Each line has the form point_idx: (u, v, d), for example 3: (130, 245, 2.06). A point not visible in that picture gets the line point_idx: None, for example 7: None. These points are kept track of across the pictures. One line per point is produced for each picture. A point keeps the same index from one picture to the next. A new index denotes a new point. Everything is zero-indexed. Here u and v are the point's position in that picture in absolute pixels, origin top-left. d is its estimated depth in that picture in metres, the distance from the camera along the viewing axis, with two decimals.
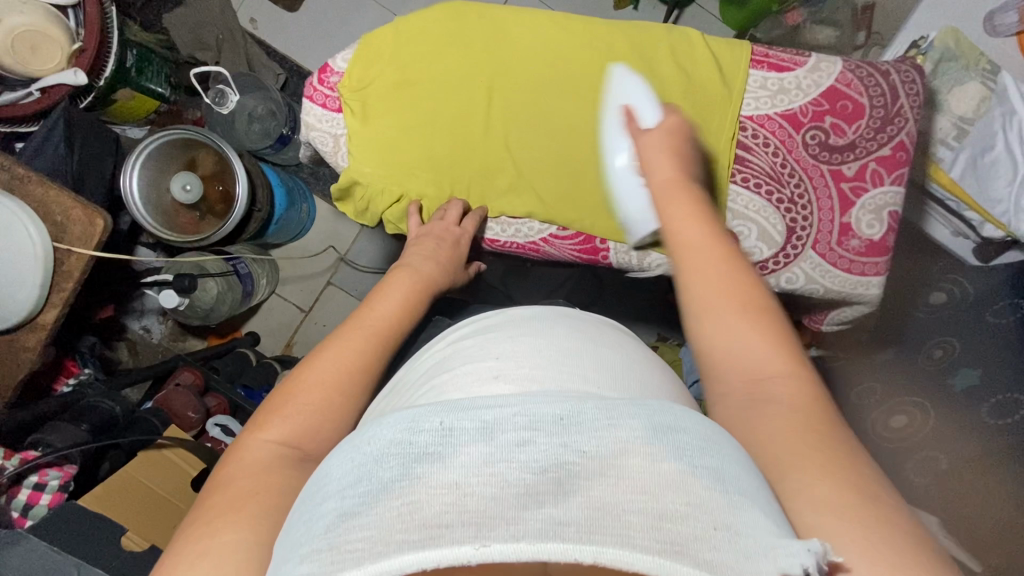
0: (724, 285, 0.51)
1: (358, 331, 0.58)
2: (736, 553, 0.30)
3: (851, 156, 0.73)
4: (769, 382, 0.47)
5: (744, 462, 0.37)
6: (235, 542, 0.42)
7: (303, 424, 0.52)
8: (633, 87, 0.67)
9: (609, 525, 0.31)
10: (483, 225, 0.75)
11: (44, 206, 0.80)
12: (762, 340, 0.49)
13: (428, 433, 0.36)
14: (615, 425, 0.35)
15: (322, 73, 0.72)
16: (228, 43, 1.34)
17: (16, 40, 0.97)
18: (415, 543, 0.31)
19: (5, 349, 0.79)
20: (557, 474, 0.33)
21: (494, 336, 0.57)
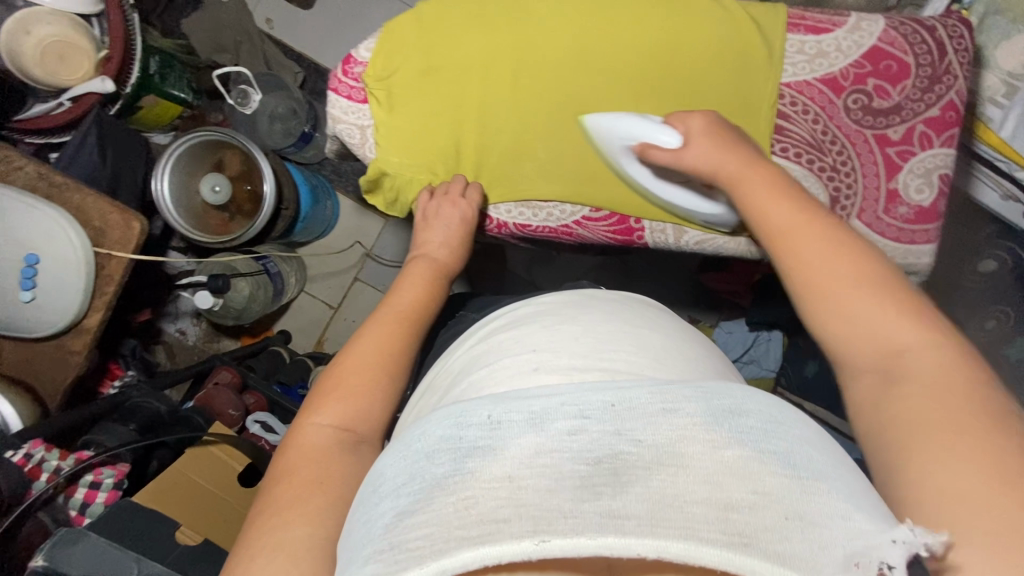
0: (833, 265, 0.50)
1: (393, 317, 0.59)
2: (807, 545, 0.30)
3: (896, 119, 0.69)
4: (906, 359, 0.45)
5: (812, 442, 0.36)
6: (308, 537, 0.43)
7: (353, 408, 0.53)
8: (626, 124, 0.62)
9: (672, 518, 0.30)
10: (513, 209, 0.74)
11: (82, 211, 0.81)
12: (891, 313, 0.47)
13: (477, 426, 0.37)
14: (672, 410, 0.35)
15: (345, 63, 0.71)
16: (245, 45, 1.36)
17: (43, 49, 0.96)
18: (473, 539, 0.30)
19: (54, 352, 0.83)
20: (611, 463, 0.33)
21: (528, 330, 0.55)
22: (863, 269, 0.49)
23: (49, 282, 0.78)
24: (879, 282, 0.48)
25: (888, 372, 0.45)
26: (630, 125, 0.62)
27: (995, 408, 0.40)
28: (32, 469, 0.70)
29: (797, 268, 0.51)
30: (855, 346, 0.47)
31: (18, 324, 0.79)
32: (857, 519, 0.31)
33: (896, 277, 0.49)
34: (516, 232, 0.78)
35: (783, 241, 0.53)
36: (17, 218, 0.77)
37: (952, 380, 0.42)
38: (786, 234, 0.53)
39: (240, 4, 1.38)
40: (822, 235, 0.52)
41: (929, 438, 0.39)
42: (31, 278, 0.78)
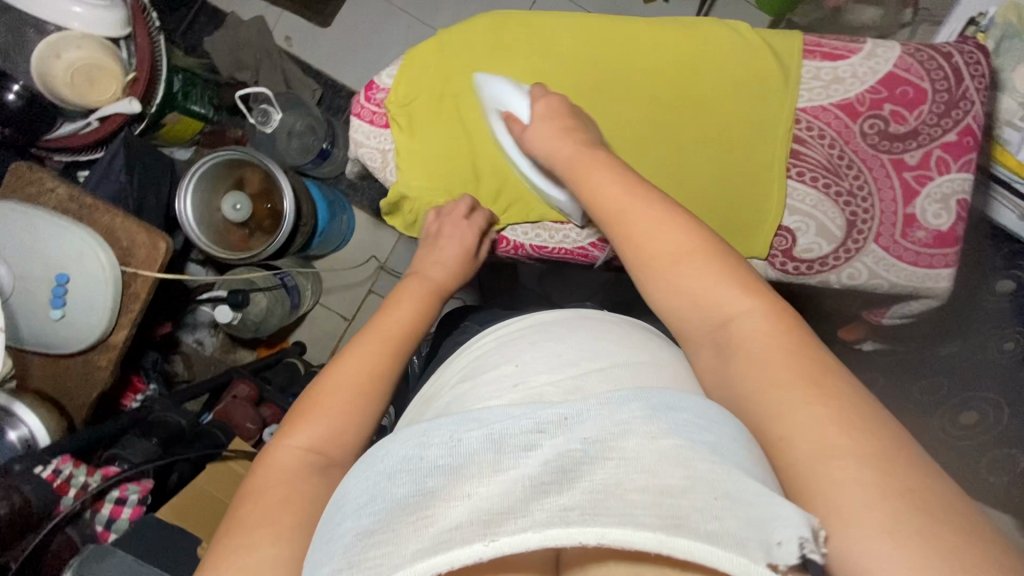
0: (659, 238, 0.51)
1: (375, 337, 0.58)
2: (740, 523, 0.32)
3: (913, 144, 0.70)
4: (733, 327, 0.47)
5: (743, 441, 0.38)
6: (278, 556, 0.43)
7: (328, 429, 0.51)
8: (501, 88, 0.67)
9: (613, 505, 0.33)
10: (529, 232, 0.76)
11: (111, 232, 0.83)
12: (719, 283, 0.48)
13: (438, 446, 0.38)
14: (616, 411, 0.38)
15: (367, 90, 0.73)
16: (265, 62, 1.39)
17: (74, 73, 0.97)
18: (428, 553, 0.33)
19: (80, 368, 0.85)
20: (560, 462, 0.36)
21: (515, 344, 0.57)
22: (687, 237, 0.50)
23: (79, 300, 0.80)
24: (700, 248, 0.50)
25: (721, 341, 0.47)
26: (503, 91, 0.67)
27: (819, 363, 0.42)
28: (62, 484, 0.71)
29: (630, 247, 0.52)
30: (693, 317, 0.50)
31: (51, 340, 0.81)
32: (770, 494, 0.33)
33: (714, 232, 0.51)
34: (532, 253, 0.79)
35: (612, 217, 0.54)
36: (49, 238, 0.79)
37: (774, 337, 0.45)
38: (615, 205, 0.54)
39: (261, 23, 1.42)
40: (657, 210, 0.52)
41: (780, 417, 0.41)
42: (61, 296, 0.80)
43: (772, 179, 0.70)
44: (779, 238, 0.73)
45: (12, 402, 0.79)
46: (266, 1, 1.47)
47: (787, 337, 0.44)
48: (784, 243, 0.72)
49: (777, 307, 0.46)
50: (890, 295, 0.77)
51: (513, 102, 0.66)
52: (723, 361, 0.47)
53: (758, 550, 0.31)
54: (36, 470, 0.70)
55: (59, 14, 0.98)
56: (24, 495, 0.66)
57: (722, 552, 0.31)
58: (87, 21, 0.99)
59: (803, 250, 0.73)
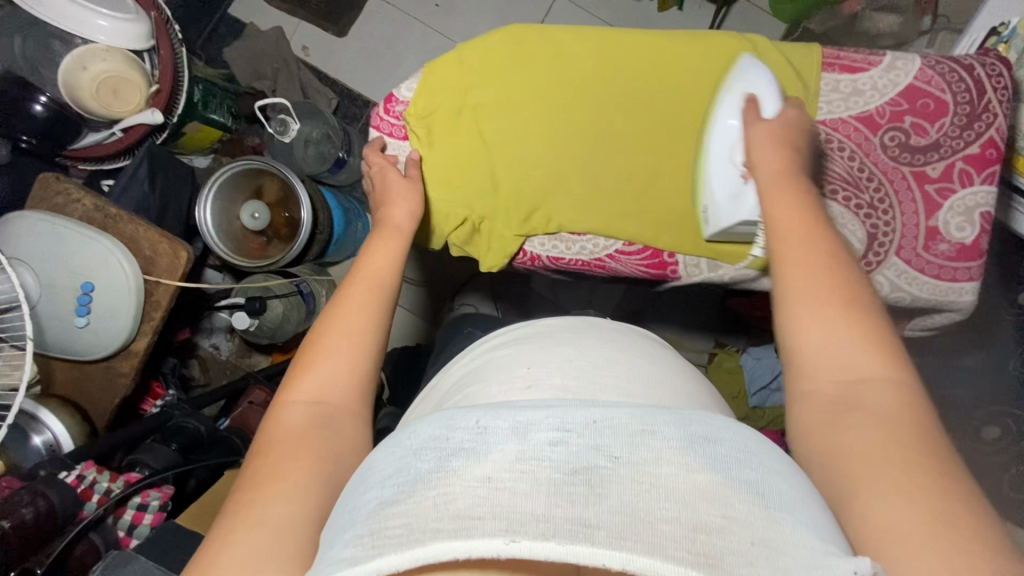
0: (817, 282, 0.49)
1: (365, 286, 0.59)
2: (773, 570, 0.30)
3: (935, 156, 0.69)
4: (863, 390, 0.44)
5: (789, 479, 0.37)
6: (292, 483, 0.44)
7: (331, 372, 0.53)
8: (753, 77, 0.64)
9: (641, 532, 0.31)
10: (547, 243, 0.76)
11: (134, 241, 0.85)
12: (875, 347, 0.46)
13: (465, 430, 0.38)
14: (652, 432, 0.36)
15: (387, 102, 0.74)
16: (283, 72, 1.41)
17: (99, 85, 0.99)
18: (447, 533, 0.32)
19: (103, 374, 0.87)
20: (587, 476, 0.33)
21: (527, 346, 0.58)
22: (840, 292, 0.48)
23: (103, 308, 0.81)
24: (857, 308, 0.47)
25: (843, 402, 0.44)
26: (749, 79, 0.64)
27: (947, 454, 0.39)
28: (85, 490, 0.72)
29: (783, 279, 0.50)
30: (824, 370, 0.46)
31: (75, 347, 0.83)
32: (808, 541, 0.32)
33: (867, 299, 0.48)
34: (549, 263, 0.79)
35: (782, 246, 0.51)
36: (76, 247, 0.80)
37: (907, 415, 0.42)
38: (802, 232, 0.51)
39: (279, 33, 1.44)
40: (813, 248, 0.50)
41: (873, 474, 0.38)
42: (86, 305, 0.81)
43: None
44: None
45: (38, 408, 0.81)
46: (284, 11, 1.49)
47: (916, 417, 0.41)
48: None
49: (911, 392, 0.43)
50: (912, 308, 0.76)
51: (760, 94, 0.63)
52: (831, 415, 0.44)
53: None
54: (61, 476, 0.72)
55: (82, 26, 0.99)
56: (50, 502, 0.67)
57: None
58: (110, 33, 1.00)
59: None
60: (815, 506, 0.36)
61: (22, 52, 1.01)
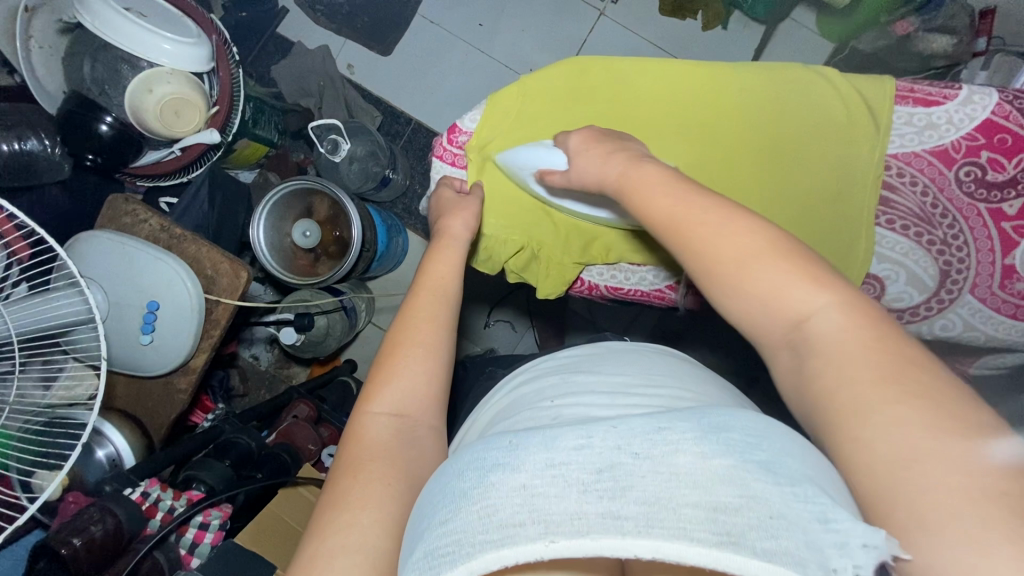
0: (725, 244, 0.47)
1: (427, 297, 0.59)
2: (795, 539, 0.31)
3: (1012, 193, 0.67)
4: (808, 327, 0.43)
5: (804, 463, 0.36)
6: (381, 501, 0.45)
7: (404, 390, 0.53)
8: (527, 151, 0.68)
9: (666, 520, 0.32)
10: (607, 272, 0.78)
11: (197, 261, 0.88)
12: (791, 283, 0.44)
13: (498, 448, 0.39)
14: (665, 427, 0.36)
15: (450, 132, 0.74)
16: (329, 90, 1.44)
17: (162, 107, 1.03)
18: (495, 543, 0.33)
19: (162, 390, 0.89)
20: (613, 472, 0.34)
21: (557, 381, 0.56)
22: (760, 241, 0.46)
23: (167, 327, 0.83)
24: (775, 251, 0.46)
25: (795, 342, 0.44)
26: (530, 152, 0.68)
27: (908, 364, 0.39)
28: (150, 507, 0.77)
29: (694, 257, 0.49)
30: (765, 321, 0.46)
31: (136, 363, 0.85)
32: (824, 507, 0.32)
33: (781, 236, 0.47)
34: (606, 293, 0.81)
35: (677, 227, 0.50)
36: (142, 268, 0.83)
37: (857, 333, 0.41)
38: (676, 221, 0.50)
39: (325, 51, 1.47)
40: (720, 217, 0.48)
41: (852, 414, 0.39)
42: (151, 323, 0.83)
43: (858, 226, 0.69)
44: (866, 286, 0.72)
45: (102, 423, 0.83)
46: (330, 29, 1.52)
47: (871, 338, 0.41)
48: (872, 291, 0.71)
49: (859, 304, 0.43)
50: (983, 347, 0.75)
51: (544, 157, 0.67)
52: (800, 364, 0.43)
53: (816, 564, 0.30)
54: (126, 492, 0.76)
55: (147, 50, 1.01)
56: (118, 519, 0.69)
57: (779, 568, 0.30)
58: (173, 57, 1.03)
59: (892, 299, 0.71)
60: None
61: (91, 76, 1.04)
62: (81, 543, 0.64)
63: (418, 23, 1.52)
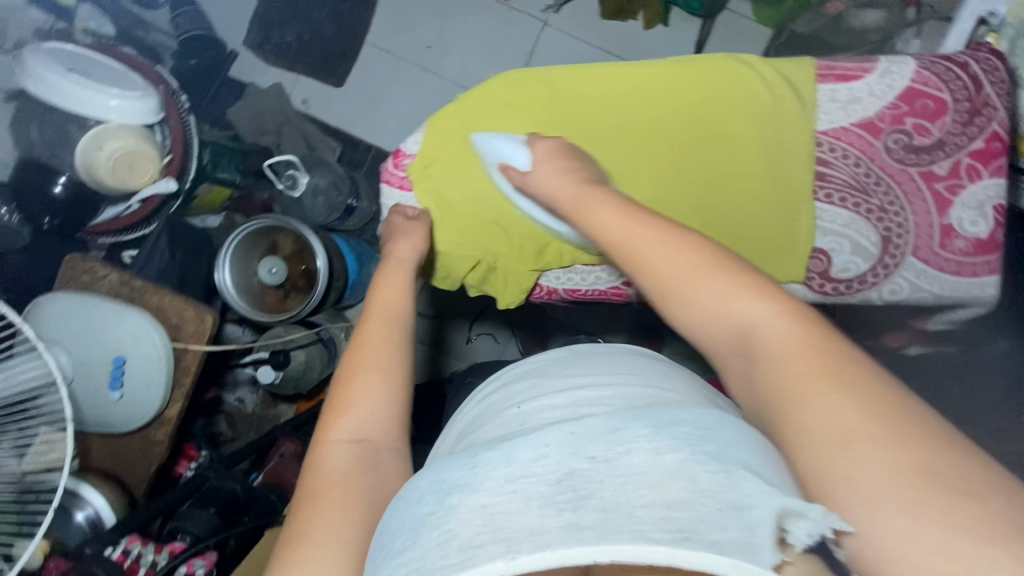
0: (671, 254, 0.49)
1: (377, 321, 0.59)
2: (740, 528, 0.32)
3: (941, 154, 0.70)
4: (753, 333, 0.45)
5: (742, 444, 0.37)
6: (342, 534, 0.45)
7: (361, 416, 0.53)
8: (496, 142, 0.69)
9: (622, 524, 0.32)
10: (563, 275, 0.78)
11: (161, 311, 0.88)
12: (728, 292, 0.47)
13: (456, 468, 0.38)
14: (619, 427, 0.36)
15: (395, 157, 0.76)
16: (286, 126, 1.45)
17: (114, 162, 1.02)
18: (456, 565, 0.33)
19: (139, 443, 0.88)
20: (570, 482, 0.34)
21: (518, 386, 0.57)
22: (704, 255, 0.49)
23: (135, 381, 0.83)
24: (712, 263, 0.48)
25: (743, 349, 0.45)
26: (499, 146, 0.69)
27: (842, 358, 0.41)
28: (133, 564, 0.75)
29: (641, 270, 0.50)
30: (711, 329, 0.47)
31: (110, 420, 0.85)
32: (768, 494, 0.33)
33: None
34: (566, 296, 0.83)
35: (624, 245, 0.52)
36: (104, 324, 0.83)
37: (792, 334, 0.44)
38: None
39: (279, 89, 1.49)
40: (661, 234, 0.51)
41: (794, 408, 0.40)
42: (119, 378, 0.83)
43: (799, 203, 0.71)
44: (814, 260, 0.73)
45: (79, 484, 0.82)
46: (282, 67, 1.54)
47: (810, 339, 0.43)
48: (820, 265, 0.73)
49: (792, 307, 0.45)
50: (934, 306, 0.77)
51: (508, 154, 0.68)
52: (748, 368, 0.45)
53: (764, 552, 0.31)
54: (108, 553, 0.74)
55: (96, 108, 1.01)
56: None
57: (728, 559, 0.31)
58: (122, 112, 1.03)
59: (840, 270, 0.73)
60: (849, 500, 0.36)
61: (41, 140, 1.04)
62: None
63: (368, 51, 1.54)
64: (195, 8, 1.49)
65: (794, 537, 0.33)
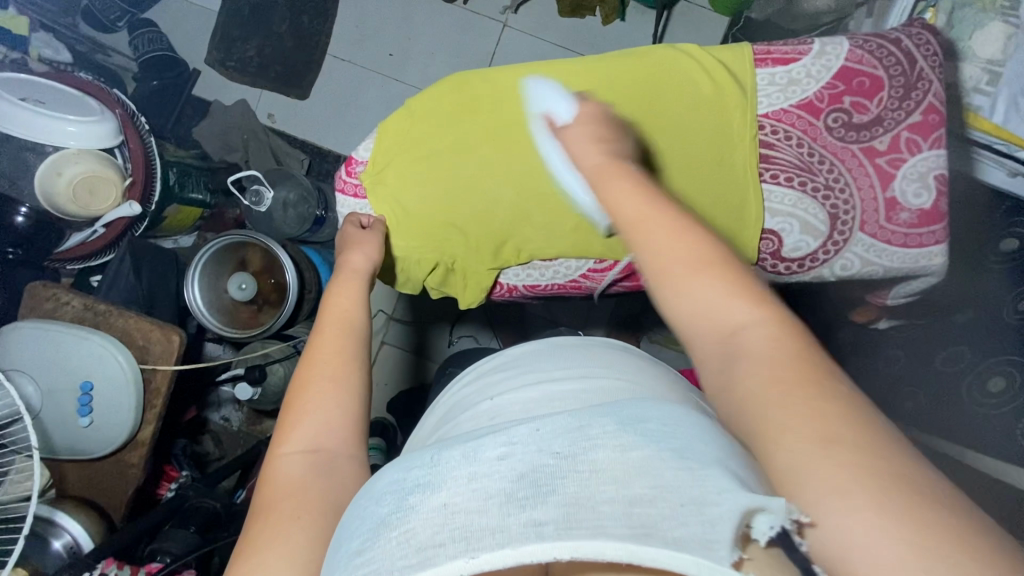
0: (672, 247, 0.46)
1: (331, 330, 0.60)
2: (701, 525, 0.29)
3: (880, 130, 0.71)
4: (743, 338, 0.41)
5: (700, 434, 0.36)
6: (294, 543, 0.45)
7: (315, 426, 0.54)
8: (547, 93, 0.66)
9: (584, 519, 0.30)
10: (523, 272, 0.80)
11: (127, 334, 0.87)
12: (725, 290, 0.43)
13: (419, 467, 0.37)
14: (585, 424, 0.35)
15: (347, 166, 0.77)
16: (252, 142, 1.44)
17: (75, 188, 1.02)
18: (414, 566, 0.31)
19: (114, 468, 0.88)
20: (534, 477, 0.33)
21: (490, 382, 0.59)
22: (702, 251, 0.45)
23: (104, 405, 0.83)
24: (716, 260, 0.44)
25: (731, 354, 0.41)
26: (546, 97, 0.65)
27: (827, 376, 0.38)
28: None
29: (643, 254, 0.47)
30: (700, 331, 0.43)
31: (81, 447, 0.84)
32: (730, 486, 0.31)
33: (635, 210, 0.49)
34: (526, 292, 0.84)
35: (631, 225, 0.48)
36: (69, 350, 0.83)
37: (782, 345, 0.40)
38: None
39: (243, 105, 1.49)
40: (666, 220, 0.47)
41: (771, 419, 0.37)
42: (87, 403, 0.83)
43: (746, 188, 0.73)
44: (765, 242, 0.75)
45: (54, 512, 0.82)
46: (245, 83, 1.54)
47: (796, 350, 0.40)
48: (771, 246, 0.75)
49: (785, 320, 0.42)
50: (888, 279, 0.79)
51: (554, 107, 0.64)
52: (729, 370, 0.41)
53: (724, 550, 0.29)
54: None
55: (52, 134, 1.01)
56: None
57: (688, 557, 0.28)
58: (79, 137, 1.03)
59: (791, 250, 0.75)
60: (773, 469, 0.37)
61: None
62: None
63: (331, 62, 1.54)
64: (154, 30, 1.49)
65: (756, 529, 0.30)
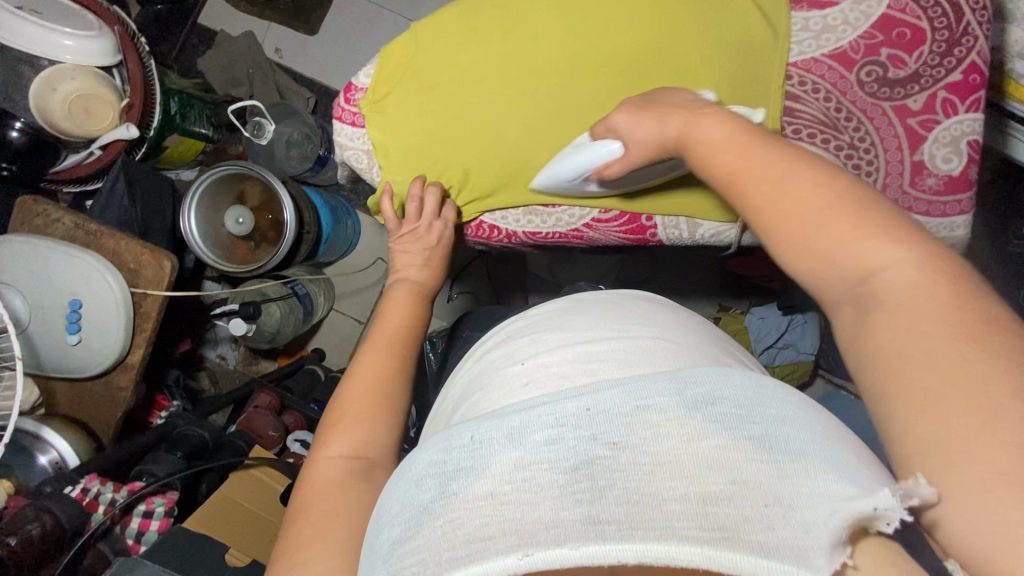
0: (799, 197, 0.44)
1: (380, 342, 0.60)
2: (791, 529, 0.28)
3: (915, 88, 0.66)
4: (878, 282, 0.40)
5: (789, 414, 0.33)
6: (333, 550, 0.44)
7: (359, 437, 0.53)
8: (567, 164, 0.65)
9: (651, 519, 0.28)
10: (525, 216, 0.77)
11: (117, 256, 0.86)
12: (859, 237, 0.41)
13: (459, 447, 0.34)
14: (643, 408, 0.32)
15: (346, 91, 0.73)
16: (258, 76, 1.40)
17: (70, 104, 0.99)
18: (463, 559, 0.29)
19: (104, 391, 0.87)
20: (589, 471, 0.30)
21: (518, 344, 0.54)
22: (833, 193, 0.43)
23: (93, 325, 0.82)
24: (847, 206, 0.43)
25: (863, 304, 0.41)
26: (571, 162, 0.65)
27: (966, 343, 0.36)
28: (91, 502, 0.76)
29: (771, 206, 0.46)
30: (829, 281, 0.43)
31: (69, 367, 0.84)
32: (824, 491, 0.29)
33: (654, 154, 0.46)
34: (526, 239, 0.80)
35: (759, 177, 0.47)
36: (59, 268, 0.82)
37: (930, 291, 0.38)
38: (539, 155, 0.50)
39: (250, 37, 1.43)
40: (795, 175, 0.45)
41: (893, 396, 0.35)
42: (76, 321, 0.82)
43: None
44: None
45: (41, 429, 0.82)
46: (253, 15, 1.48)
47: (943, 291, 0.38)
48: None
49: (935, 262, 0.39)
50: None
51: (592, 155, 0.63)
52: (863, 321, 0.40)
53: (818, 557, 0.27)
54: (66, 490, 0.75)
55: (51, 48, 0.99)
56: (55, 517, 0.70)
57: (778, 566, 0.27)
58: (77, 52, 1.00)
59: None
60: (809, 413, 0.35)
61: None
62: (16, 542, 0.66)
63: None
64: None
65: (875, 526, 0.30)
